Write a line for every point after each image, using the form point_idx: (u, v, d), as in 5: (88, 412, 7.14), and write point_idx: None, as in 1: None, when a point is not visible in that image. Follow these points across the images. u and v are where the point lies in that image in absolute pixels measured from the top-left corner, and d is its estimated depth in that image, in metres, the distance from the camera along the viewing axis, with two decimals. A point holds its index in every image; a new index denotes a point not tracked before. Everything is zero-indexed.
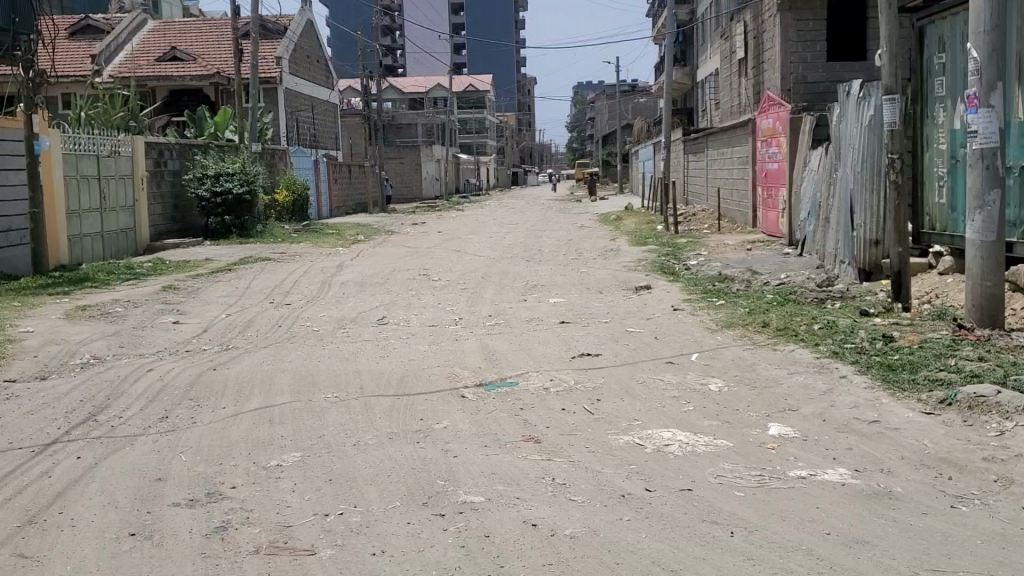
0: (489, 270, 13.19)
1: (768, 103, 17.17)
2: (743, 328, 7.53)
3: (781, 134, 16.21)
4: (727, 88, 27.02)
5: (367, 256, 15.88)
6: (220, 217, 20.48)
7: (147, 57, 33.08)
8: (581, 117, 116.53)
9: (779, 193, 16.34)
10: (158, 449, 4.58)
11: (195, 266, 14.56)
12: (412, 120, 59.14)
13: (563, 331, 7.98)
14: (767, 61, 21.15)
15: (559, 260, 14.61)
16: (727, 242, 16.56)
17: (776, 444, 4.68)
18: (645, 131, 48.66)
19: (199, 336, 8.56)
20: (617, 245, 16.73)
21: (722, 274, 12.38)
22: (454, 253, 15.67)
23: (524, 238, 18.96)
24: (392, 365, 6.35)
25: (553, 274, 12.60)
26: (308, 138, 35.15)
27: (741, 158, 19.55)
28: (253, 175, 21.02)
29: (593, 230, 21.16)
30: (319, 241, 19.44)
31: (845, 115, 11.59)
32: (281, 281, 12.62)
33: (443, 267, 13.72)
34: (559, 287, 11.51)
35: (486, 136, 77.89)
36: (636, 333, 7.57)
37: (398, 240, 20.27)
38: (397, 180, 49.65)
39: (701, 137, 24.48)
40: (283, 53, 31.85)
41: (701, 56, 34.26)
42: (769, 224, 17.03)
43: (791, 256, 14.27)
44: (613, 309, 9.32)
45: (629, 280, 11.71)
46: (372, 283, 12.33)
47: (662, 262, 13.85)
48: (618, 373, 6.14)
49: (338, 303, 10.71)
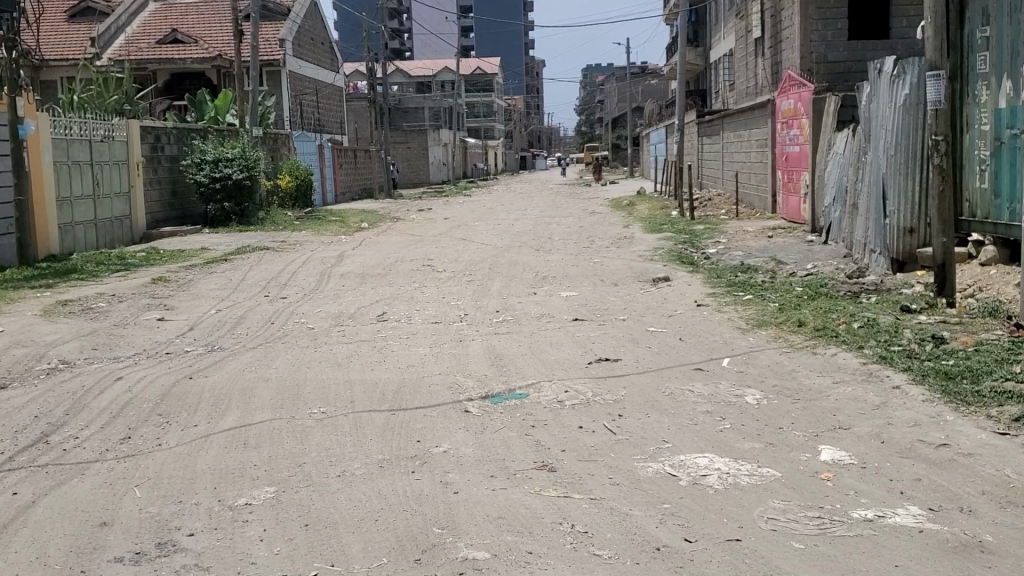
0: (497, 260, 12.52)
1: (789, 83, 16.39)
2: (777, 328, 6.85)
3: (803, 115, 15.45)
4: (743, 70, 26.21)
5: (370, 244, 15.23)
6: (219, 204, 19.74)
7: (147, 40, 32.43)
8: (590, 100, 115.50)
9: (802, 177, 15.60)
10: (109, 481, 3.95)
11: (190, 256, 13.93)
12: (419, 104, 58.35)
13: (577, 330, 7.31)
14: (786, 40, 20.36)
15: (571, 248, 13.93)
16: (746, 228, 15.86)
17: (832, 475, 4.02)
18: (656, 115, 47.81)
19: (184, 335, 7.92)
20: (631, 232, 16.05)
21: (744, 264, 11.69)
22: (460, 242, 15.00)
23: (534, 225, 18.29)
24: (389, 372, 5.70)
25: (565, 264, 11.92)
26: (312, 121, 34.43)
27: (760, 141, 18.79)
28: (254, 160, 20.32)
29: (604, 215, 20.47)
30: (322, 229, 18.80)
31: (876, 95, 10.81)
32: (277, 272, 11.98)
33: (450, 256, 13.07)
34: (571, 279, 10.83)
35: (494, 120, 77.03)
36: (659, 334, 6.89)
37: (403, 227, 19.65)
38: (404, 165, 48.99)
39: (716, 120, 23.72)
40: (287, 36, 31.08)
41: (715, 37, 33.42)
42: (791, 210, 16.29)
43: (816, 244, 13.55)
44: (632, 304, 8.65)
45: (646, 271, 11.03)
46: (374, 274, 11.68)
47: (679, 251, 13.16)
48: (641, 382, 5.47)
49: (336, 297, 10.06)
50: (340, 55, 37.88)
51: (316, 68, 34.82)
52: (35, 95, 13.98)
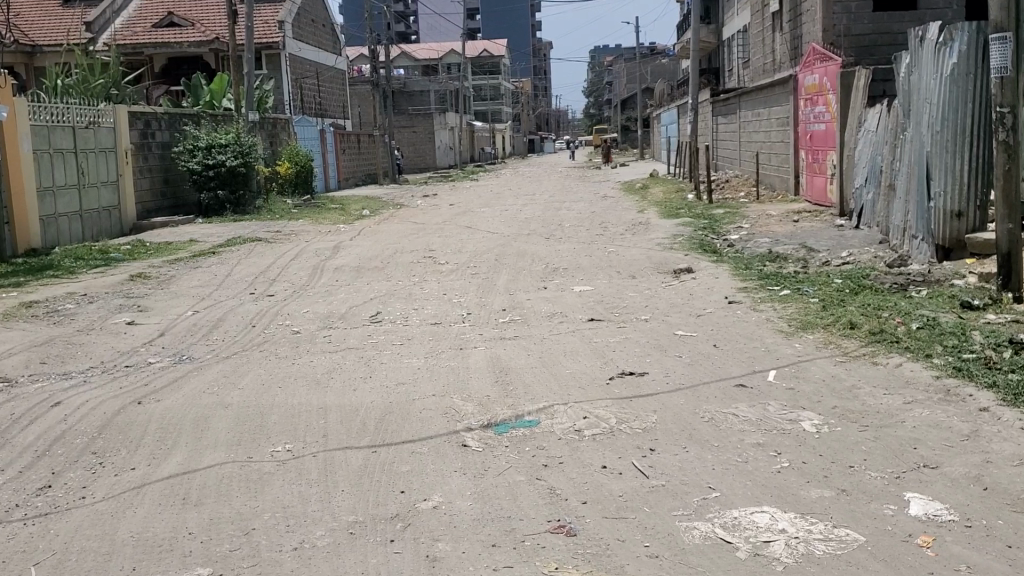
0: (504, 250, 11.61)
1: (813, 56, 15.38)
2: (825, 331, 5.94)
3: (829, 91, 14.45)
4: (759, 46, 25.15)
5: (370, 233, 14.35)
6: (212, 192, 18.87)
7: (143, 23, 31.57)
8: (599, 81, 114.10)
9: (828, 156, 14.65)
10: (4, 556, 3.09)
11: (177, 249, 13.06)
12: (425, 87, 57.25)
13: (595, 334, 6.41)
14: (806, 12, 19.30)
15: (583, 236, 13.02)
16: (770, 212, 14.90)
17: (931, 538, 3.13)
18: (667, 95, 46.64)
19: (152, 343, 7.06)
20: (646, 217, 15.12)
21: (772, 252, 10.76)
22: (465, 230, 14.09)
23: (543, 211, 17.38)
24: (374, 392, 4.81)
25: (577, 254, 11.01)
26: (314, 106, 33.47)
27: (781, 119, 17.80)
28: (249, 146, 19.45)
29: (617, 200, 19.53)
30: (320, 217, 17.91)
31: (916, 66, 9.85)
32: (266, 266, 11.10)
33: (453, 246, 12.16)
34: (586, 271, 9.92)
35: (502, 103, 75.90)
36: (689, 339, 5.98)
37: (406, 214, 18.75)
38: (410, 150, 48.09)
39: (733, 98, 22.69)
40: (286, 17, 30.11)
41: (728, 13, 32.31)
42: (816, 192, 15.35)
43: (846, 229, 12.60)
44: (654, 300, 7.74)
45: (666, 261, 10.11)
46: (370, 267, 10.79)
47: (700, 238, 12.24)
48: (673, 405, 4.57)
49: (327, 295, 9.18)
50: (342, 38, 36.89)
51: (318, 50, 33.85)
52: (9, 78, 13.11)
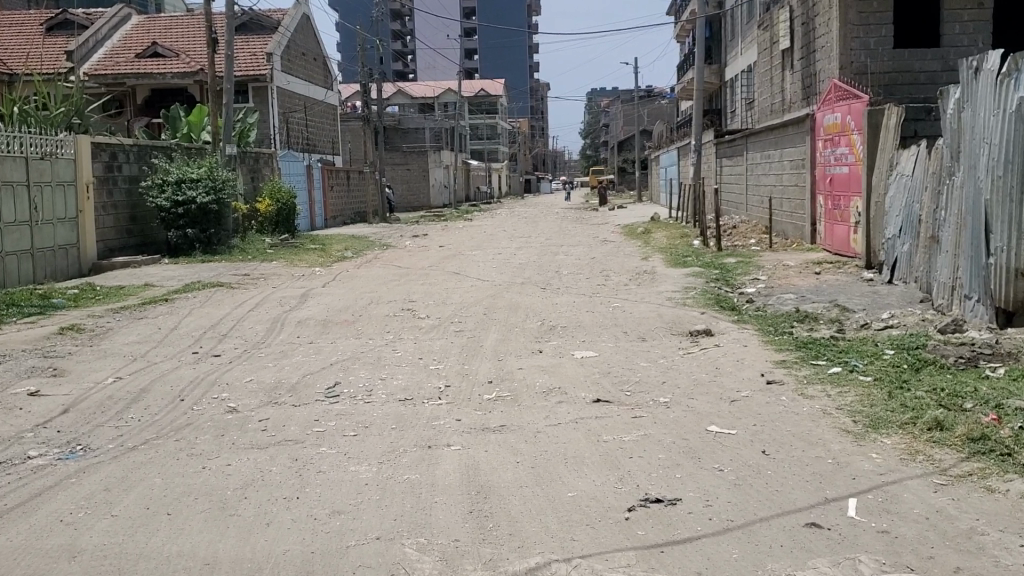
0: (494, 302, 10.24)
1: (833, 94, 14.16)
2: (904, 433, 4.53)
3: (853, 131, 13.18)
4: (766, 85, 24.02)
5: (347, 278, 12.99)
6: (182, 230, 17.45)
7: (127, 53, 30.45)
8: (596, 123, 113.72)
9: (851, 203, 13.39)
10: None
11: (128, 295, 11.68)
12: (420, 124, 56.28)
13: (600, 424, 5.00)
14: (821, 48, 18.15)
15: (583, 286, 11.67)
16: (787, 262, 13.59)
17: None
18: (666, 137, 45.74)
19: (45, 427, 5.63)
20: (651, 266, 13.77)
21: (801, 311, 9.40)
22: (453, 277, 12.75)
23: (538, 256, 16.07)
24: (296, 535, 3.38)
25: (576, 309, 9.65)
26: (303, 141, 32.24)
27: (794, 161, 16.54)
28: (223, 182, 18.09)
29: (618, 244, 18.24)
30: (297, 258, 16.54)
31: (971, 102, 8.57)
32: (220, 318, 9.71)
33: (437, 295, 10.80)
34: (587, 331, 8.53)
35: (498, 142, 75.14)
36: (726, 440, 4.56)
37: (389, 257, 17.45)
38: (404, 188, 46.95)
39: (740, 139, 21.50)
40: (275, 49, 29.00)
41: (732, 53, 31.34)
42: (837, 241, 14.05)
43: (878, 284, 11.25)
44: (671, 374, 6.34)
45: (680, 320, 8.72)
46: (340, 321, 9.40)
47: (715, 291, 10.89)
48: (723, 563, 3.15)
49: (282, 356, 7.78)
50: (334, 72, 35.80)
51: (308, 84, 32.72)
52: None
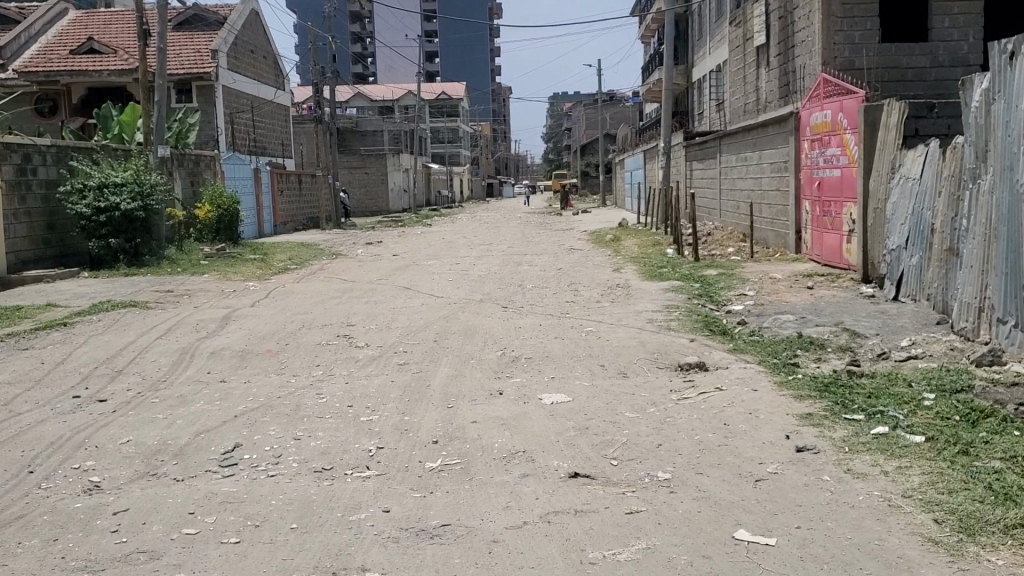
0: (446, 324, 8.80)
1: (821, 90, 12.90)
2: (1017, 545, 3.17)
3: (846, 131, 11.91)
4: (738, 85, 22.86)
5: (282, 295, 11.48)
6: (104, 240, 15.57)
7: (61, 49, 28.52)
8: (558, 128, 112.87)
9: (843, 208, 12.14)
10: None
11: (22, 317, 10.04)
12: (379, 127, 54.67)
13: (583, 524, 3.58)
14: (801, 43, 16.95)
15: (551, 304, 10.28)
16: (775, 275, 12.31)
17: None
18: (631, 141, 44.69)
19: None
20: (624, 279, 12.42)
21: (805, 336, 8.07)
22: (404, 293, 11.30)
23: (499, 267, 14.67)
24: None
25: (542, 333, 8.25)
26: (252, 143, 30.52)
27: (776, 164, 15.28)
28: (151, 187, 16.30)
29: (586, 253, 16.88)
30: (231, 271, 14.96)
31: (1004, 93, 7.28)
32: (119, 349, 8.13)
33: (381, 315, 9.33)
34: (557, 364, 7.11)
35: (460, 146, 73.70)
36: (767, 560, 3.16)
37: (338, 268, 15.96)
38: (361, 192, 45.31)
39: (712, 140, 20.27)
40: (220, 46, 27.31)
41: (700, 53, 30.25)
42: (827, 251, 12.79)
43: (882, 301, 9.97)
44: (667, 434, 4.94)
45: (666, 350, 7.33)
46: (261, 354, 7.89)
47: (700, 310, 9.56)
48: None
49: (180, 405, 6.26)
50: (285, 71, 34.14)
51: (256, 84, 31.03)
52: None
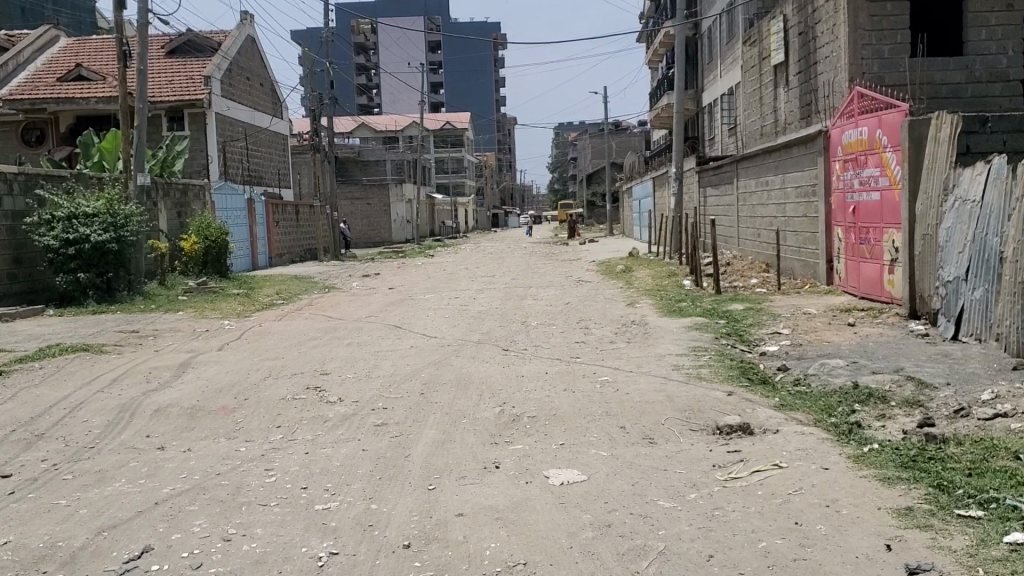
0: (437, 371, 7.54)
1: (855, 105, 11.66)
2: None
3: (887, 148, 10.65)
4: (753, 106, 21.68)
5: (256, 337, 10.23)
6: (72, 274, 14.35)
7: (49, 76, 27.53)
8: (563, 157, 112.03)
9: (884, 234, 10.90)
10: None
11: None
12: (381, 157, 53.68)
13: None
14: (824, 59, 15.78)
15: (559, 346, 8.97)
16: (809, 309, 11.03)
17: None
18: (639, 168, 43.54)
19: None
20: (640, 314, 11.15)
21: (863, 388, 6.78)
22: (394, 333, 10.03)
23: (503, 302, 13.39)
24: None
25: (549, 383, 6.96)
26: (248, 173, 29.42)
27: (801, 187, 14.06)
28: (125, 217, 15.07)
29: (595, 286, 15.63)
30: (210, 307, 13.73)
31: None
32: (48, 406, 6.86)
33: (362, 360, 8.06)
34: (569, 425, 5.82)
35: (465, 175, 72.73)
36: None
37: (326, 304, 14.70)
38: (363, 223, 44.23)
39: (727, 164, 19.08)
40: (213, 72, 26.31)
41: (711, 76, 29.12)
42: (864, 282, 11.54)
43: (940, 341, 8.68)
44: (720, 539, 3.65)
45: (699, 406, 6.03)
46: (213, 412, 6.60)
47: (732, 353, 8.26)
48: None
49: (95, 486, 4.96)
50: (282, 99, 33.13)
51: (252, 111, 30.02)
52: None
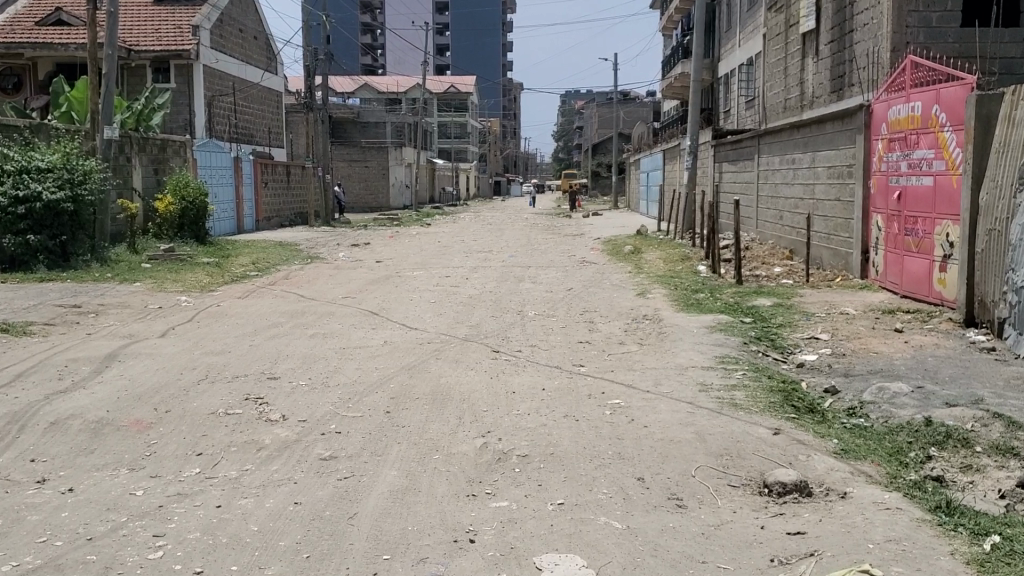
0: (410, 381, 6.17)
1: (906, 76, 10.19)
2: None
3: (946, 127, 9.19)
4: (776, 77, 20.15)
5: (209, 319, 8.88)
6: (22, 236, 12.91)
7: (27, 20, 25.92)
8: (568, 127, 110.41)
9: (936, 226, 9.49)
10: None
11: None
12: (381, 118, 52.03)
13: None
14: (861, 27, 14.27)
15: (557, 348, 7.60)
16: (848, 308, 9.65)
17: None
18: (647, 140, 42.07)
19: None
20: (654, 308, 9.78)
21: (939, 428, 5.39)
22: (368, 322, 8.66)
23: (498, 284, 12.02)
24: None
25: (544, 403, 5.59)
26: (237, 130, 27.89)
27: (834, 167, 12.64)
28: (84, 173, 13.64)
29: (600, 268, 14.27)
30: (172, 278, 12.35)
31: None
32: None
33: (322, 360, 6.70)
34: (571, 472, 4.46)
35: (468, 141, 71.09)
36: None
37: (301, 277, 13.33)
38: (360, 187, 42.77)
39: (747, 138, 17.61)
40: (202, 22, 24.70)
41: (729, 45, 27.53)
42: (908, 278, 10.15)
43: (1012, 358, 7.32)
44: None
45: (737, 451, 4.68)
46: (123, 430, 5.26)
47: (766, 367, 6.88)
48: None
49: None
50: (277, 54, 31.53)
51: (243, 65, 28.46)
52: None
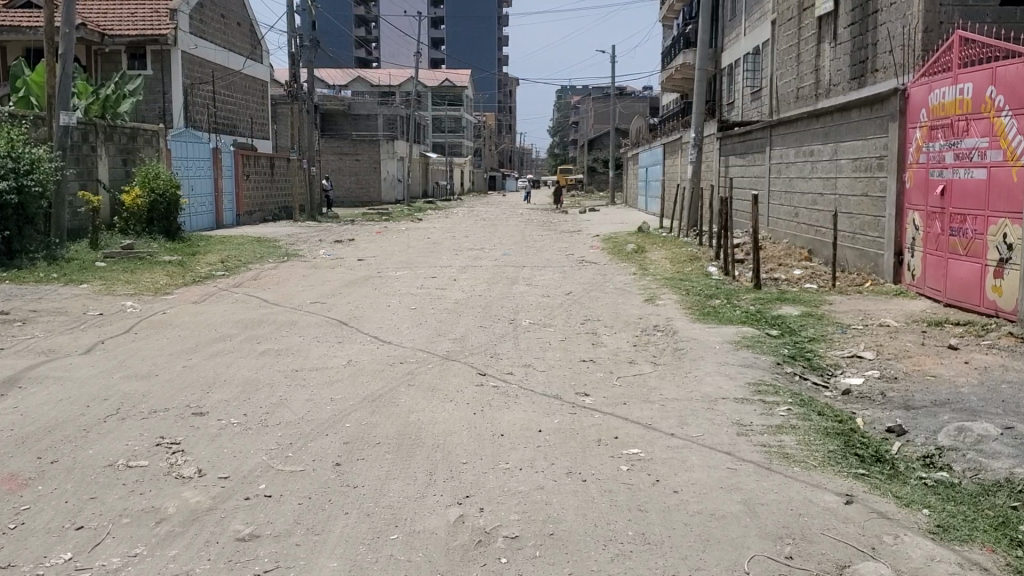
0: (371, 418, 4.91)
1: (953, 55, 8.97)
2: None
3: (1004, 110, 7.96)
4: (788, 65, 18.90)
5: (151, 329, 7.64)
6: None
7: None
8: (564, 122, 109.31)
9: (990, 224, 8.27)
10: None
11: None
12: (374, 111, 50.79)
13: None
14: (888, 8, 13.04)
15: (555, 368, 6.37)
16: (888, 317, 8.43)
17: None
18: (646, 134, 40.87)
19: None
20: (665, 317, 8.56)
21: None
22: (334, 334, 7.43)
23: (489, 287, 10.81)
24: None
25: (539, 453, 4.34)
26: (218, 120, 26.61)
27: (861, 158, 11.42)
28: (31, 162, 12.38)
29: (601, 268, 13.06)
30: (127, 278, 11.10)
31: None
32: None
33: (267, 388, 5.45)
34: (578, 564, 3.22)
35: (462, 135, 69.89)
36: None
37: (272, 277, 12.11)
38: (350, 180, 41.49)
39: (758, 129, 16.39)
40: (181, 5, 23.40)
41: (734, 35, 26.28)
42: (954, 283, 8.94)
43: None
44: None
45: (804, 534, 3.44)
46: None
47: (810, 397, 5.65)
48: None
49: None
50: (262, 41, 30.21)
51: (225, 52, 27.15)
52: None
